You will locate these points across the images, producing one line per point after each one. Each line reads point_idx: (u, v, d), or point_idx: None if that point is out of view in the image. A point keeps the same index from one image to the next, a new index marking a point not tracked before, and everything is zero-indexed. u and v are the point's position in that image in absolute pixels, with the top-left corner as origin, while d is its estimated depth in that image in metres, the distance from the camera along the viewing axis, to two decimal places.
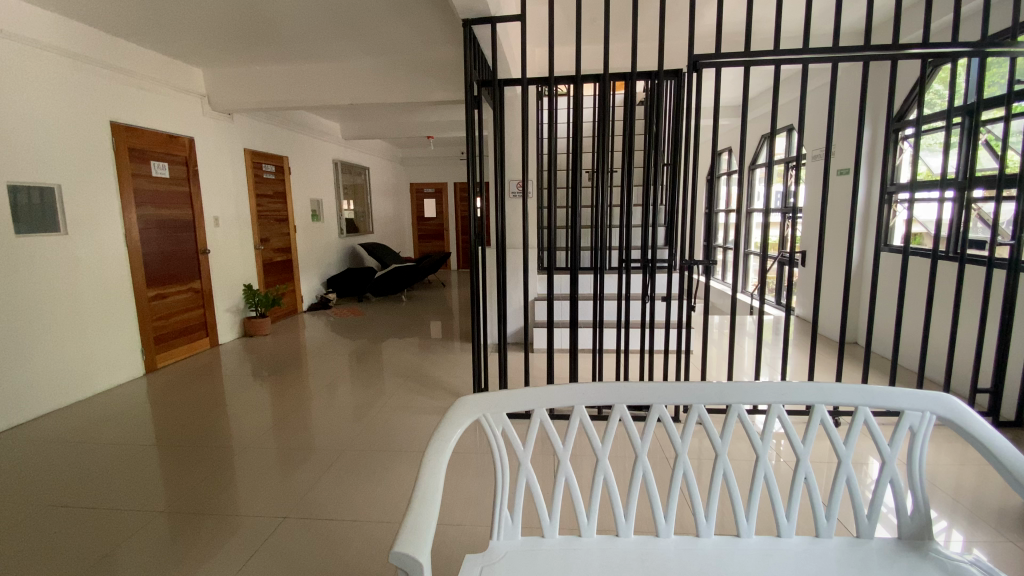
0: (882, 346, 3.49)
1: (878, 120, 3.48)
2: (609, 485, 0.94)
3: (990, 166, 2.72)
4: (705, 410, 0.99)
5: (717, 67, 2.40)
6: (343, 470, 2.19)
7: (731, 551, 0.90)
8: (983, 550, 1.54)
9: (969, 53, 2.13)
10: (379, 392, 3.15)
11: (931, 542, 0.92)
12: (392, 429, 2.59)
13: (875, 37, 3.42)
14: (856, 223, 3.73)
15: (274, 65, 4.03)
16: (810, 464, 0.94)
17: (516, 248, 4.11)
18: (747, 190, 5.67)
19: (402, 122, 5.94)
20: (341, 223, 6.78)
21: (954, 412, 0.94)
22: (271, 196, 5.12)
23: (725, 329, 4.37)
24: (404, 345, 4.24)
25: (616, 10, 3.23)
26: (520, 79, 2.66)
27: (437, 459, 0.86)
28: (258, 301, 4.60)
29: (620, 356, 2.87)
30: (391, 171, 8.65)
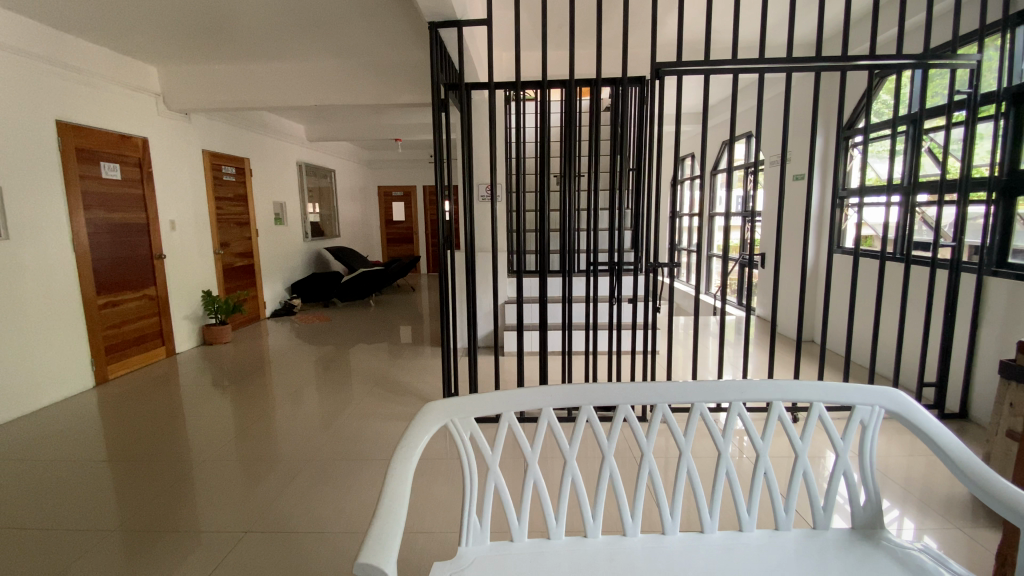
0: (835, 343, 3.67)
1: (830, 129, 3.65)
2: (577, 487, 0.94)
3: (932, 172, 2.88)
4: (669, 409, 1.00)
5: (679, 76, 2.43)
6: (307, 481, 2.13)
7: (695, 548, 0.92)
8: (932, 538, 1.62)
9: (913, 64, 2.24)
10: (347, 399, 3.09)
11: (882, 530, 0.96)
12: (360, 436, 2.54)
13: (826, 49, 3.60)
14: (811, 227, 3.90)
15: (235, 65, 3.91)
16: (769, 459, 0.97)
17: (485, 251, 4.11)
18: (708, 195, 5.85)
19: (368, 125, 5.85)
20: (306, 227, 6.63)
21: (901, 406, 0.99)
22: (231, 199, 4.95)
23: (689, 329, 4.49)
24: (373, 351, 4.18)
25: (582, 17, 3.29)
26: (486, 83, 2.63)
27: (403, 467, 0.84)
28: (218, 308, 4.44)
29: (588, 356, 2.89)
30: (358, 174, 8.53)
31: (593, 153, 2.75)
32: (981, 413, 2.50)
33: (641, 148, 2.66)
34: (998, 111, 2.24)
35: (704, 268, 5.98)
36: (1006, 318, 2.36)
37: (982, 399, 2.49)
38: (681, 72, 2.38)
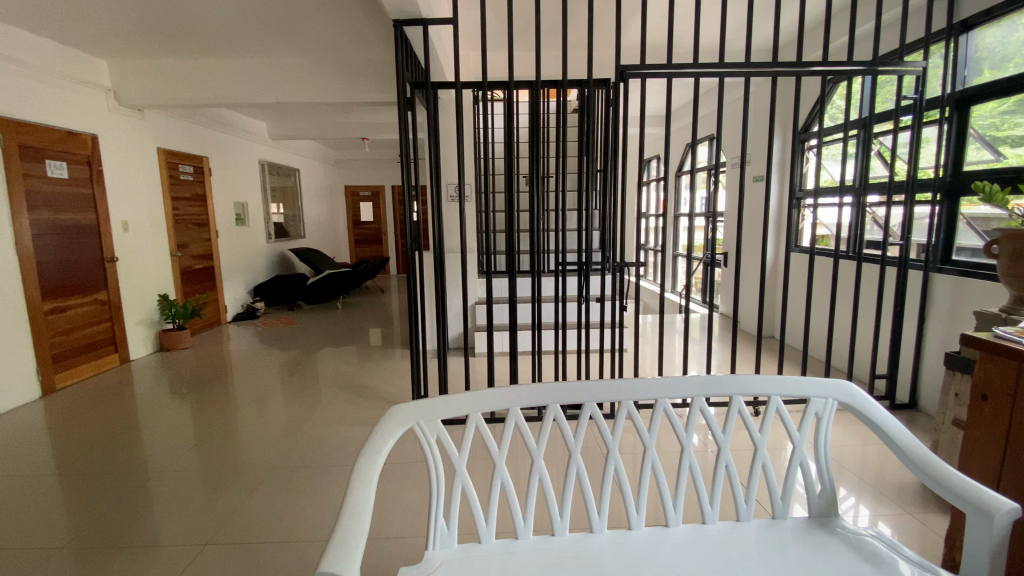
0: (793, 338, 3.81)
1: (787, 132, 3.79)
2: (545, 486, 0.94)
3: (881, 174, 3.03)
4: (634, 406, 1.01)
5: (643, 79, 2.47)
6: (271, 490, 2.07)
7: (660, 543, 0.93)
8: (886, 524, 1.70)
9: (864, 71, 2.34)
10: (314, 404, 3.02)
11: (836, 517, 1.00)
12: (327, 442, 2.49)
13: (783, 56, 3.73)
14: (770, 227, 4.03)
15: (191, 60, 3.76)
16: (730, 452, 0.99)
17: (454, 252, 4.08)
18: (672, 196, 5.99)
19: (334, 124, 5.73)
20: (269, 228, 6.44)
21: (853, 398, 1.03)
22: (189, 199, 4.76)
23: (656, 327, 4.58)
24: (340, 355, 4.09)
25: (549, 19, 3.31)
26: (453, 82, 2.61)
27: (367, 473, 0.82)
28: (176, 312, 4.26)
29: (557, 356, 2.91)
30: (323, 173, 8.35)
31: (560, 154, 2.77)
32: (929, 402, 2.64)
33: (607, 148, 2.69)
34: (941, 116, 2.36)
35: (670, 268, 6.11)
36: (951, 313, 2.49)
37: (929, 389, 2.63)
38: (645, 75, 2.42)
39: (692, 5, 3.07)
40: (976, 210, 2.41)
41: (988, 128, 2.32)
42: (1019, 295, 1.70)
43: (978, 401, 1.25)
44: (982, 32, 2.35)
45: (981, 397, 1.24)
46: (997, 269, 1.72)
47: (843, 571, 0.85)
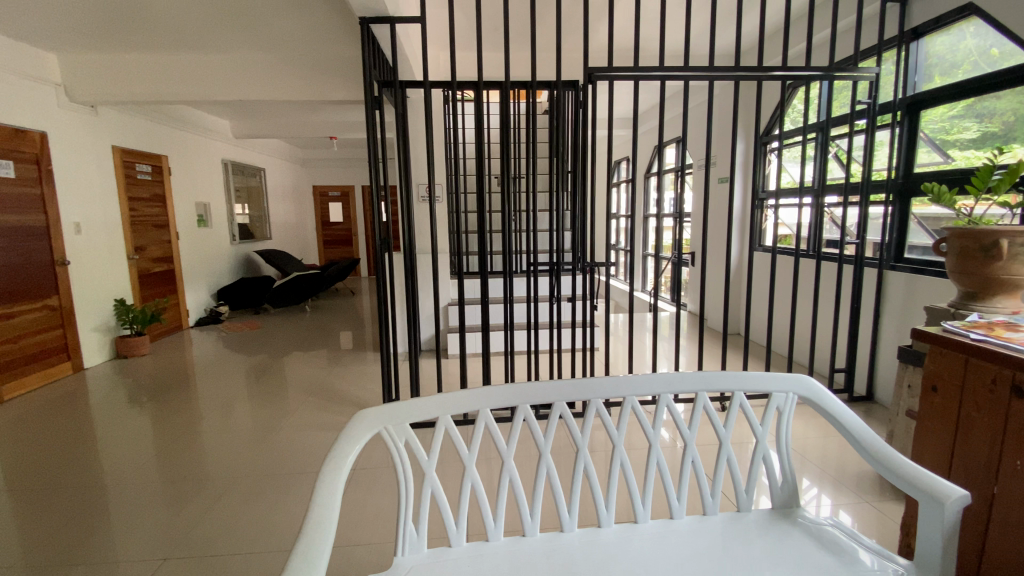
0: (758, 335, 3.92)
1: (749, 134, 3.91)
2: (515, 487, 0.93)
3: (838, 175, 3.15)
4: (603, 404, 1.02)
5: (611, 81, 2.50)
6: (236, 499, 2.00)
7: (628, 539, 0.94)
8: (847, 513, 1.77)
9: (822, 76, 2.43)
10: (282, 410, 2.94)
11: (797, 508, 1.03)
12: (296, 449, 2.43)
13: (745, 60, 3.84)
14: (735, 227, 4.15)
15: (148, 55, 3.61)
16: (697, 448, 1.01)
17: (426, 252, 4.05)
18: (641, 197, 6.09)
19: (300, 123, 5.60)
20: (234, 229, 6.24)
21: (811, 391, 1.06)
22: (146, 199, 4.57)
23: (627, 325, 4.66)
24: (309, 359, 4.00)
25: (517, 20, 3.31)
26: (421, 82, 2.58)
27: (333, 479, 0.80)
28: (134, 318, 4.06)
29: (530, 356, 2.92)
30: (290, 173, 8.14)
31: (531, 155, 2.78)
32: (885, 394, 2.76)
33: (577, 150, 2.71)
34: (893, 120, 2.48)
35: (639, 267, 6.22)
36: (904, 308, 2.62)
37: (884, 381, 2.75)
38: (613, 78, 2.45)
39: (657, 9, 3.13)
40: (927, 210, 2.53)
41: (937, 132, 2.44)
42: (967, 291, 1.79)
43: (928, 392, 1.31)
44: (931, 40, 2.48)
45: (932, 388, 1.30)
46: (946, 266, 1.80)
47: (802, 559, 0.88)
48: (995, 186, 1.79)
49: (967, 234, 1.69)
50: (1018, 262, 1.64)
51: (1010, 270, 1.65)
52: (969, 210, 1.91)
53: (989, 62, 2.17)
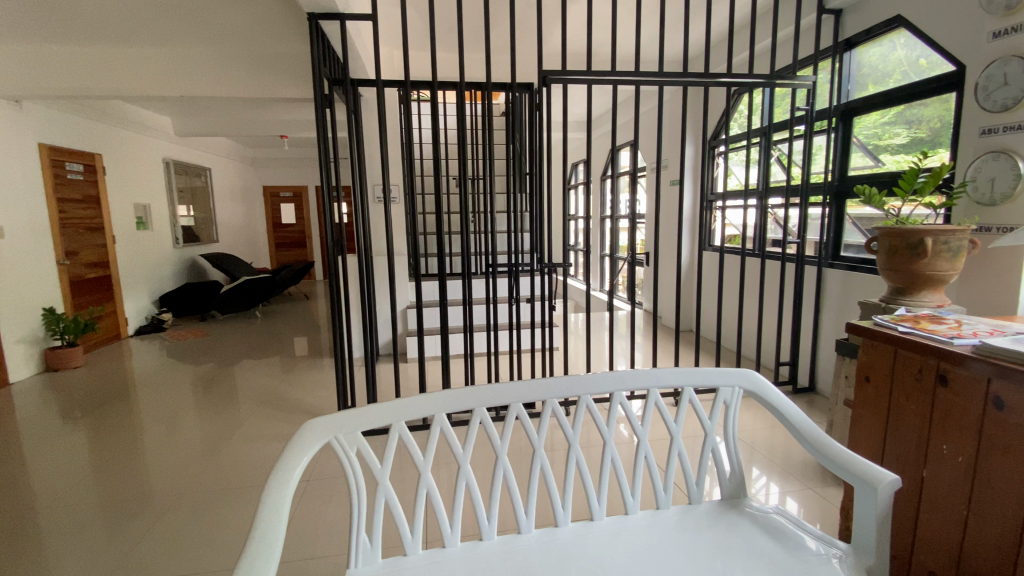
0: (709, 331, 4.07)
1: (698, 139, 4.06)
2: (472, 491, 0.92)
3: (780, 177, 3.31)
4: (558, 404, 1.03)
5: (565, 84, 2.53)
6: (182, 516, 1.91)
7: (584, 537, 0.95)
8: (793, 500, 1.86)
9: (764, 83, 2.55)
10: (232, 421, 2.81)
11: (744, 498, 1.08)
12: (248, 461, 2.33)
13: (693, 67, 3.99)
14: (686, 227, 4.29)
15: (78, 46, 3.37)
16: (649, 443, 1.03)
17: (382, 254, 3.97)
18: (597, 198, 6.20)
19: (248, 121, 5.38)
20: (177, 232, 5.91)
21: (755, 384, 1.11)
22: (78, 200, 4.27)
23: (586, 325, 4.74)
24: (261, 367, 3.85)
25: (471, 21, 3.30)
26: (374, 81, 2.53)
27: (281, 491, 0.77)
28: (64, 328, 3.79)
29: (490, 358, 2.91)
30: (238, 173, 7.80)
31: (487, 156, 2.78)
32: (825, 385, 2.92)
33: (534, 151, 2.73)
34: (829, 126, 2.63)
35: (596, 267, 6.34)
36: (841, 303, 2.78)
37: (824, 372, 2.92)
38: (567, 81, 2.48)
39: (609, 15, 3.20)
40: (861, 211, 2.70)
41: (870, 138, 2.60)
42: (896, 286, 1.91)
43: (861, 382, 1.39)
44: (862, 51, 2.64)
45: (864, 378, 1.39)
46: (877, 263, 1.93)
47: (748, 547, 0.92)
48: (920, 188, 1.92)
49: (895, 232, 1.82)
50: (942, 258, 1.76)
51: (935, 266, 1.77)
52: (897, 210, 2.04)
53: (918, 71, 2.30)
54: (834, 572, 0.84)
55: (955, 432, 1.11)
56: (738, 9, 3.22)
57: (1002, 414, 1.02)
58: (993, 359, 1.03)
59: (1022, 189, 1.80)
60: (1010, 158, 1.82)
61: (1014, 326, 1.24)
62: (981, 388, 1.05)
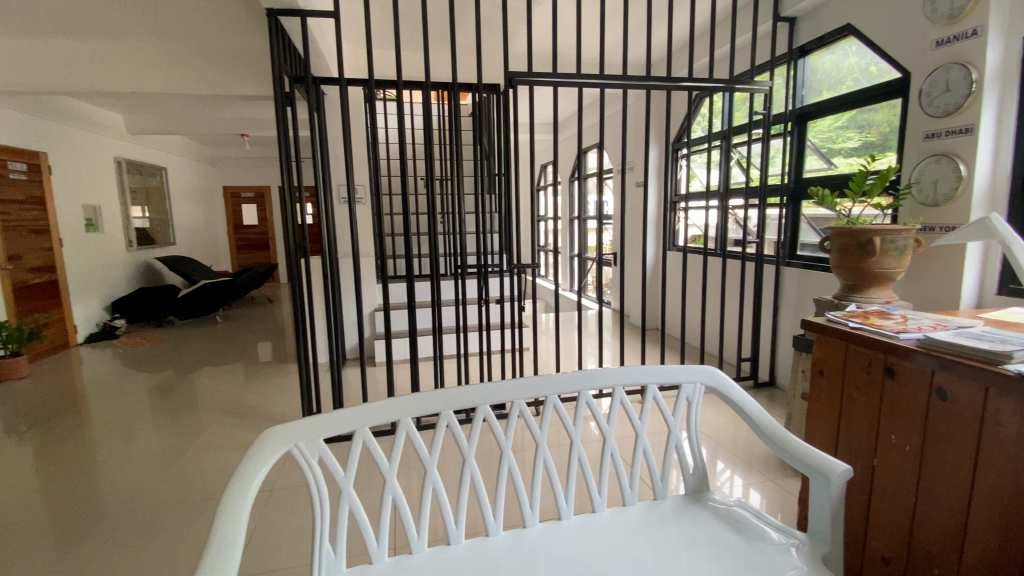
0: (674, 329, 4.16)
1: (662, 141, 4.14)
2: (438, 496, 0.91)
3: (740, 179, 3.42)
4: (525, 405, 1.03)
5: (531, 86, 2.54)
6: (138, 531, 1.82)
7: (553, 537, 0.96)
8: (756, 492, 1.92)
9: (724, 87, 2.62)
10: (192, 430, 2.70)
11: (707, 492, 1.10)
12: (209, 472, 2.24)
13: (656, 71, 4.07)
14: (652, 227, 4.38)
15: (17, 38, 3.18)
16: (615, 441, 1.04)
17: (348, 256, 3.89)
18: (565, 199, 6.26)
19: (206, 121, 5.19)
20: (131, 234, 5.64)
21: (716, 381, 1.14)
22: (20, 201, 4.01)
23: (555, 325, 4.77)
24: (223, 373, 3.72)
25: (437, 20, 3.28)
26: (337, 79, 2.47)
27: (239, 502, 0.75)
28: (7, 336, 3.55)
29: (460, 359, 2.89)
30: (196, 172, 7.51)
31: (454, 156, 2.76)
32: (784, 378, 3.02)
33: (501, 153, 2.72)
34: (785, 130, 2.73)
35: (565, 267, 6.41)
36: (797, 300, 2.88)
37: (783, 367, 3.03)
38: (533, 83, 2.49)
39: (574, 18, 3.23)
40: (816, 212, 2.81)
41: (824, 141, 2.71)
42: (848, 284, 2.00)
43: (816, 375, 1.45)
44: (816, 57, 2.75)
45: (818, 372, 1.44)
46: (830, 262, 2.01)
47: (711, 540, 0.94)
48: (869, 189, 2.01)
49: (847, 232, 1.91)
50: (890, 257, 1.85)
51: (883, 264, 1.86)
52: (848, 211, 2.14)
53: (869, 78, 2.39)
54: (792, 561, 0.87)
55: (903, 423, 1.17)
56: (698, 15, 3.30)
57: (945, 405, 1.07)
58: (936, 352, 1.09)
59: (962, 190, 1.91)
60: (952, 160, 1.92)
61: (954, 321, 1.32)
62: (926, 379, 1.11)
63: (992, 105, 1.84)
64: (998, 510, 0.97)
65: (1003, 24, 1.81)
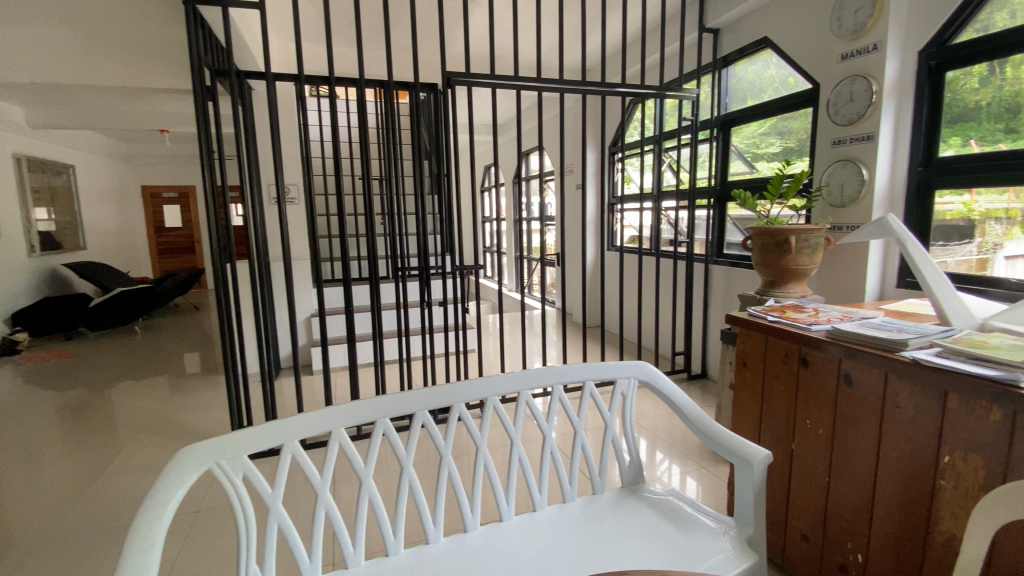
0: (614, 326, 4.29)
1: (599, 144, 4.26)
2: (375, 506, 0.88)
3: (672, 182, 3.58)
4: (464, 408, 1.02)
5: (469, 87, 2.52)
6: (43, 565, 1.64)
7: (493, 539, 0.95)
8: (691, 480, 2.01)
9: (655, 94, 2.73)
10: (109, 451, 2.48)
11: (642, 483, 1.14)
12: (129, 495, 2.06)
13: (592, 76, 4.17)
14: (591, 228, 4.50)
15: None
16: (554, 439, 1.06)
17: (281, 260, 3.71)
18: (508, 201, 6.30)
19: (120, 116, 4.79)
20: (33, 239, 5.10)
21: (649, 375, 1.18)
22: None
23: (500, 325, 4.78)
24: (144, 388, 3.44)
25: (371, 17, 3.20)
26: (263, 74, 2.34)
27: (152, 527, 0.69)
28: None
29: (402, 364, 2.83)
30: (109, 171, 6.90)
31: (392, 157, 2.69)
32: (714, 370, 3.19)
33: (440, 154, 2.69)
34: (711, 136, 2.89)
35: (509, 268, 6.45)
36: (725, 296, 3.05)
37: (713, 360, 3.20)
38: (471, 83, 2.48)
39: (511, 20, 3.25)
40: (739, 213, 2.99)
41: (748, 146, 2.88)
42: (768, 280, 2.13)
43: (740, 367, 1.53)
44: (738, 67, 2.92)
45: (742, 364, 1.52)
46: (753, 260, 2.14)
47: (646, 531, 0.97)
48: (785, 192, 2.16)
49: (766, 232, 2.04)
50: (804, 254, 2.00)
51: (798, 261, 2.01)
52: (767, 212, 2.28)
53: (787, 88, 2.56)
54: (721, 545, 0.92)
55: (816, 408, 1.27)
56: (630, 23, 3.43)
57: (851, 390, 1.17)
58: (844, 342, 1.18)
59: (864, 193, 2.10)
60: (856, 166, 2.11)
61: (859, 313, 1.44)
62: (836, 367, 1.21)
63: (889, 115, 2.03)
64: (900, 486, 1.07)
65: (898, 43, 1.99)
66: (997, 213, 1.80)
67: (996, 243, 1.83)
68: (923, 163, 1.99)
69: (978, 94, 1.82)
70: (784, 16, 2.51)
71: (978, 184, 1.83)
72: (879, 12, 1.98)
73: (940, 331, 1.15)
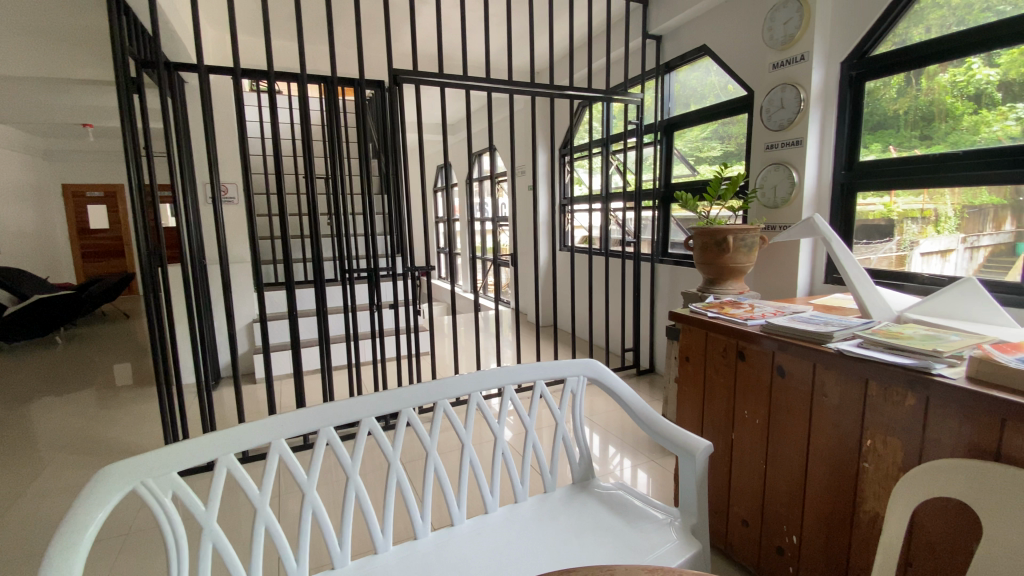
0: (566, 325, 4.35)
1: (549, 146, 4.31)
2: (320, 518, 0.85)
3: (619, 183, 3.67)
4: (413, 412, 1.00)
5: (417, 85, 2.48)
6: None
7: (444, 545, 0.94)
8: (640, 472, 2.07)
9: (602, 97, 2.79)
10: (25, 473, 2.26)
11: (592, 480, 1.16)
12: (49, 520, 1.89)
13: (541, 78, 4.22)
14: (542, 228, 4.54)
15: None
16: (505, 440, 1.06)
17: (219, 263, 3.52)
18: (460, 202, 6.27)
19: (35, 108, 4.39)
20: None
21: (597, 372, 1.20)
22: None
23: (453, 326, 4.74)
24: (67, 402, 3.17)
25: (313, 11, 3.09)
26: (195, 66, 2.21)
27: (68, 556, 0.63)
28: None
29: (351, 369, 2.74)
30: (23, 167, 6.32)
31: (337, 155, 2.60)
32: (661, 365, 3.30)
33: (387, 153, 2.62)
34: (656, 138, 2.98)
35: (462, 269, 6.42)
36: (670, 293, 3.16)
37: (659, 355, 3.30)
38: (419, 82, 2.44)
39: (459, 19, 3.23)
40: (682, 214, 3.10)
41: (691, 150, 3.00)
42: (709, 278, 2.22)
43: (683, 361, 1.59)
44: (680, 73, 3.03)
45: (685, 358, 1.58)
46: (694, 258, 2.23)
47: (597, 526, 0.99)
48: (723, 193, 2.26)
49: (706, 231, 2.13)
50: (741, 253, 2.10)
51: (736, 259, 2.11)
52: (707, 213, 2.38)
53: (726, 94, 2.68)
54: (668, 536, 0.95)
55: (753, 398, 1.33)
56: (577, 27, 3.49)
57: (784, 380, 1.24)
58: (778, 336, 1.25)
59: (795, 194, 2.23)
60: (788, 169, 2.23)
61: (791, 307, 1.52)
62: (770, 359, 1.27)
63: (816, 122, 2.17)
64: (829, 470, 1.14)
65: (823, 54, 2.13)
66: (913, 213, 1.96)
67: (913, 241, 1.98)
68: (846, 167, 2.14)
69: (896, 103, 1.97)
70: (721, 25, 2.63)
71: (897, 186, 1.98)
72: (806, 24, 2.11)
73: (862, 323, 1.23)
